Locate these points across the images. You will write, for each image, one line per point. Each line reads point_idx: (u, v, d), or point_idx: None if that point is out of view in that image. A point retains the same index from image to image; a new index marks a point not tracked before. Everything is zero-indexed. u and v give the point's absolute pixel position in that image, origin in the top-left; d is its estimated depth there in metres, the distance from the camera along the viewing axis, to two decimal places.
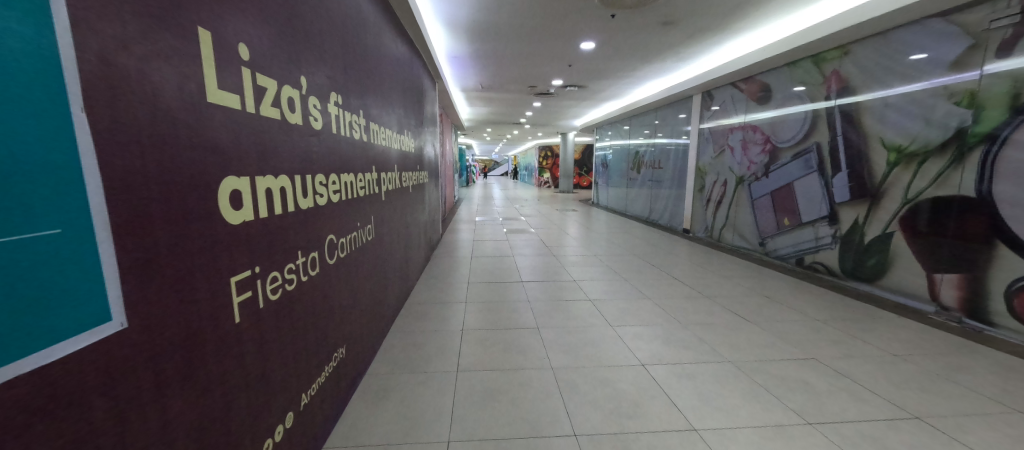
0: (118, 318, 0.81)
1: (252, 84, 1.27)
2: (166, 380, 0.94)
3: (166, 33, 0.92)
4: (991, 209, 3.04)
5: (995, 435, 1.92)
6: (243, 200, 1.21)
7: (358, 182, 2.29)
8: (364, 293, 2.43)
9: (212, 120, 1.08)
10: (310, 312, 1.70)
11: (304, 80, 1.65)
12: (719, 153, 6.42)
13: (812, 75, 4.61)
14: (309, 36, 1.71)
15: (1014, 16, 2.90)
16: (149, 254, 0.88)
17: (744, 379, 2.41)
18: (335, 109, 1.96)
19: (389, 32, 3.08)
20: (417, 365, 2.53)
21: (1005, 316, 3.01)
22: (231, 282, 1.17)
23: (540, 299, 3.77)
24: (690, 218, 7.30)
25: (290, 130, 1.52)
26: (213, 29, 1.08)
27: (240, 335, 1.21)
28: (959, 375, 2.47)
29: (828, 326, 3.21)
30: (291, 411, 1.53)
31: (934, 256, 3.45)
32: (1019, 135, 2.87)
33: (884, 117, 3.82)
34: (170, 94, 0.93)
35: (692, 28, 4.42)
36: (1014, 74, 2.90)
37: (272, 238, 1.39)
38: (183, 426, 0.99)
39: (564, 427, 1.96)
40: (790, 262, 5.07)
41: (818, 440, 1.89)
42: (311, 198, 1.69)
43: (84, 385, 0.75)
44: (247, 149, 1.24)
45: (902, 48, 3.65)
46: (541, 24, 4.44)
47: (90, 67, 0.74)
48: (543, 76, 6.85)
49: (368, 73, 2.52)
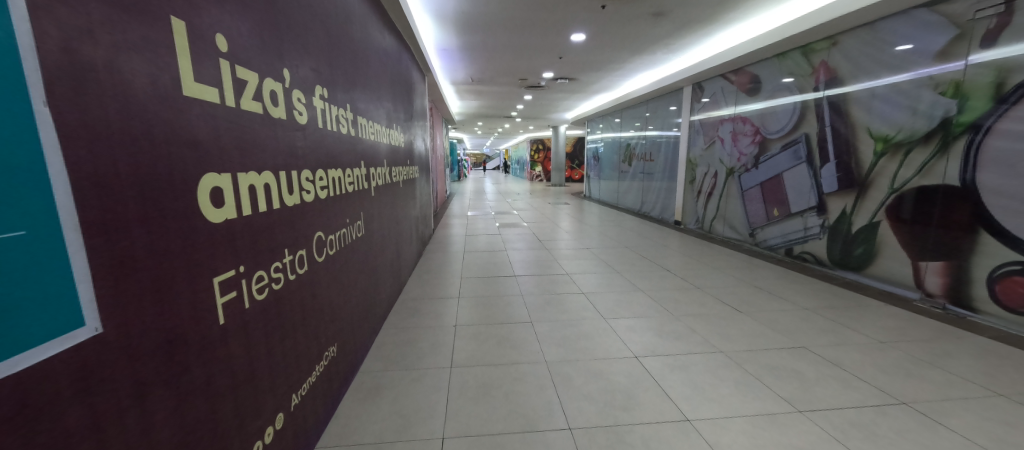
0: (93, 322, 0.77)
1: (230, 77, 1.21)
2: (147, 385, 0.90)
3: (134, 21, 0.87)
4: (974, 197, 3.10)
5: (981, 420, 1.97)
6: (225, 197, 1.17)
7: (346, 178, 2.24)
8: (355, 290, 2.39)
9: (189, 113, 1.04)
10: (300, 311, 1.66)
11: (287, 73, 1.60)
12: (708, 145, 6.46)
13: (800, 66, 4.65)
14: (291, 26, 1.65)
15: (998, 6, 2.94)
16: (124, 256, 0.84)
17: (736, 368, 2.44)
18: (322, 102, 1.91)
19: (376, 23, 3.00)
20: (410, 362, 2.50)
21: (987, 301, 3.09)
22: (215, 283, 1.13)
23: (533, 292, 3.77)
24: (682, 210, 7.37)
25: (274, 124, 1.47)
26: (189, 19, 1.03)
27: (225, 337, 1.17)
28: (943, 361, 2.54)
29: (817, 315, 3.27)
30: (281, 413, 1.50)
31: (918, 244, 3.52)
32: (1003, 124, 2.92)
33: (872, 108, 3.86)
34: (142, 87, 0.88)
35: (682, 19, 4.41)
36: (998, 64, 2.93)
37: (257, 236, 1.34)
38: (167, 431, 0.96)
39: (559, 421, 1.96)
40: (779, 252, 5.15)
41: (809, 427, 1.92)
42: (297, 194, 1.64)
43: (60, 394, 0.72)
44: (228, 145, 1.19)
45: (890, 39, 3.67)
46: (531, 16, 4.37)
47: (53, 58, 0.70)
48: (534, 69, 6.80)
49: (354, 66, 2.45)
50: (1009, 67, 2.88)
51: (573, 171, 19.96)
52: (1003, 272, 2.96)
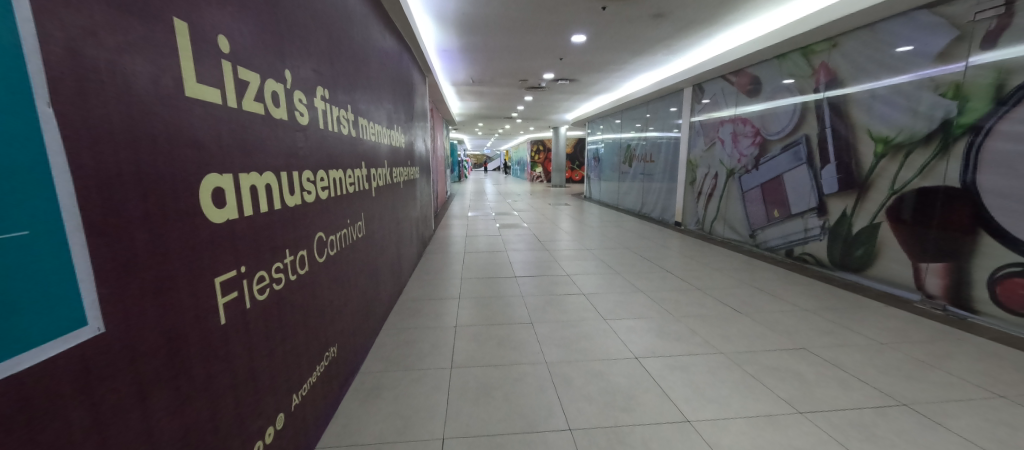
0: (95, 322, 0.77)
1: (233, 78, 1.22)
2: (149, 385, 0.90)
3: (138, 24, 0.88)
4: (974, 199, 3.10)
5: (981, 421, 1.97)
6: (227, 197, 1.17)
7: (347, 179, 2.24)
8: (356, 290, 2.40)
9: (191, 114, 1.04)
10: (301, 311, 1.67)
11: (289, 74, 1.60)
12: (709, 146, 6.47)
13: (800, 68, 4.65)
14: (293, 28, 1.66)
15: (998, 7, 2.94)
16: (127, 256, 0.84)
17: (736, 369, 2.44)
18: (323, 103, 1.92)
19: (377, 24, 3.01)
20: (410, 362, 2.50)
21: (988, 303, 3.08)
22: (216, 283, 1.13)
23: (533, 293, 3.77)
24: (682, 211, 7.37)
25: (276, 125, 1.48)
26: (190, 20, 1.03)
27: (226, 337, 1.18)
28: (944, 362, 2.54)
29: (817, 316, 3.27)
30: (281, 414, 1.50)
31: (918, 246, 3.52)
32: (1003, 125, 2.92)
33: (872, 109, 3.87)
34: (146, 89, 0.89)
35: (682, 20, 4.41)
36: (998, 65, 2.93)
37: (258, 237, 1.35)
38: (168, 431, 0.96)
39: (559, 422, 1.96)
40: (780, 253, 5.15)
41: (809, 428, 1.92)
42: (298, 195, 1.64)
43: (63, 391, 0.73)
44: (230, 146, 1.20)
45: (890, 40, 3.67)
46: (532, 17, 4.38)
47: (57, 60, 0.70)
48: (534, 70, 6.81)
49: (355, 68, 2.46)
50: (1009, 69, 2.88)
51: (573, 172, 19.97)
52: (1004, 273, 2.96)
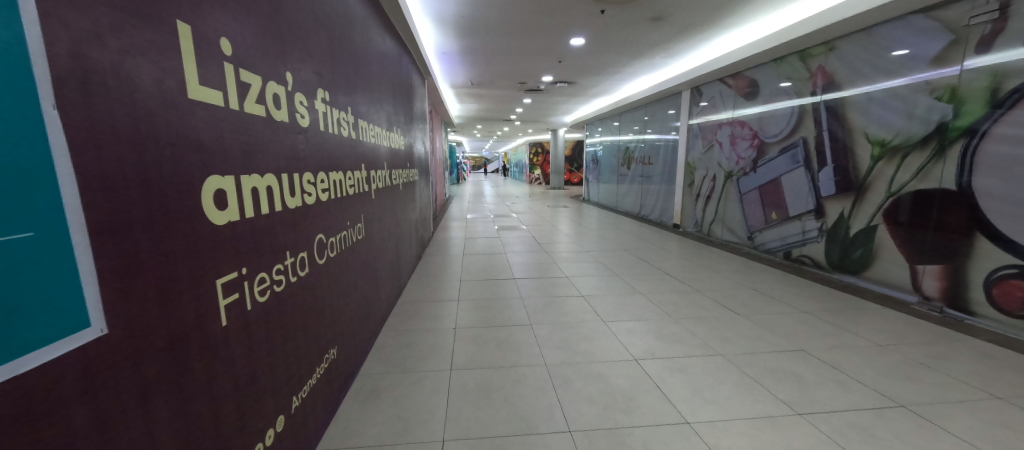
0: (98, 323, 0.78)
1: (235, 80, 1.23)
2: (150, 386, 0.90)
3: (143, 27, 0.89)
4: (970, 201, 3.12)
5: (977, 422, 1.98)
6: (228, 199, 1.18)
7: (347, 181, 2.24)
8: (356, 292, 2.41)
9: (194, 116, 1.04)
10: (301, 313, 1.67)
11: (290, 76, 1.61)
12: (707, 148, 6.50)
13: (798, 71, 4.68)
14: (293, 31, 1.66)
15: (992, 12, 2.97)
16: (130, 258, 0.85)
17: (735, 371, 2.45)
18: (323, 105, 1.92)
19: (377, 27, 3.02)
20: (410, 365, 2.50)
21: (984, 305, 3.10)
22: (218, 284, 1.14)
23: (533, 295, 3.78)
24: (681, 213, 7.40)
25: (277, 127, 1.49)
26: (193, 23, 1.04)
27: (227, 339, 1.18)
28: (942, 364, 2.55)
29: (816, 317, 3.28)
30: (281, 416, 1.49)
31: (916, 247, 3.54)
32: (998, 128, 2.95)
33: (868, 112, 3.90)
34: (149, 91, 0.89)
35: (680, 24, 4.44)
36: (993, 69, 2.96)
37: (259, 239, 1.35)
38: (169, 432, 0.96)
39: (559, 424, 1.96)
40: (778, 255, 5.17)
41: (808, 430, 1.92)
42: (299, 197, 1.65)
43: (64, 393, 0.72)
44: (231, 148, 1.20)
45: (886, 44, 3.71)
46: (530, 20, 4.41)
47: (61, 61, 0.71)
48: (533, 72, 6.84)
49: (355, 70, 2.47)
50: (1003, 72, 2.91)
51: (572, 174, 19.99)
52: (1000, 275, 2.97)
